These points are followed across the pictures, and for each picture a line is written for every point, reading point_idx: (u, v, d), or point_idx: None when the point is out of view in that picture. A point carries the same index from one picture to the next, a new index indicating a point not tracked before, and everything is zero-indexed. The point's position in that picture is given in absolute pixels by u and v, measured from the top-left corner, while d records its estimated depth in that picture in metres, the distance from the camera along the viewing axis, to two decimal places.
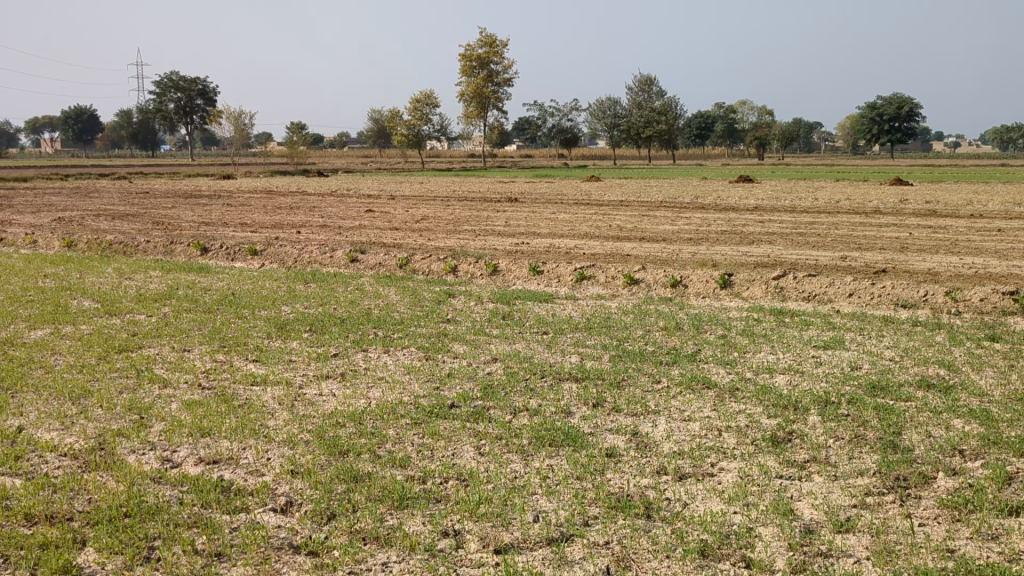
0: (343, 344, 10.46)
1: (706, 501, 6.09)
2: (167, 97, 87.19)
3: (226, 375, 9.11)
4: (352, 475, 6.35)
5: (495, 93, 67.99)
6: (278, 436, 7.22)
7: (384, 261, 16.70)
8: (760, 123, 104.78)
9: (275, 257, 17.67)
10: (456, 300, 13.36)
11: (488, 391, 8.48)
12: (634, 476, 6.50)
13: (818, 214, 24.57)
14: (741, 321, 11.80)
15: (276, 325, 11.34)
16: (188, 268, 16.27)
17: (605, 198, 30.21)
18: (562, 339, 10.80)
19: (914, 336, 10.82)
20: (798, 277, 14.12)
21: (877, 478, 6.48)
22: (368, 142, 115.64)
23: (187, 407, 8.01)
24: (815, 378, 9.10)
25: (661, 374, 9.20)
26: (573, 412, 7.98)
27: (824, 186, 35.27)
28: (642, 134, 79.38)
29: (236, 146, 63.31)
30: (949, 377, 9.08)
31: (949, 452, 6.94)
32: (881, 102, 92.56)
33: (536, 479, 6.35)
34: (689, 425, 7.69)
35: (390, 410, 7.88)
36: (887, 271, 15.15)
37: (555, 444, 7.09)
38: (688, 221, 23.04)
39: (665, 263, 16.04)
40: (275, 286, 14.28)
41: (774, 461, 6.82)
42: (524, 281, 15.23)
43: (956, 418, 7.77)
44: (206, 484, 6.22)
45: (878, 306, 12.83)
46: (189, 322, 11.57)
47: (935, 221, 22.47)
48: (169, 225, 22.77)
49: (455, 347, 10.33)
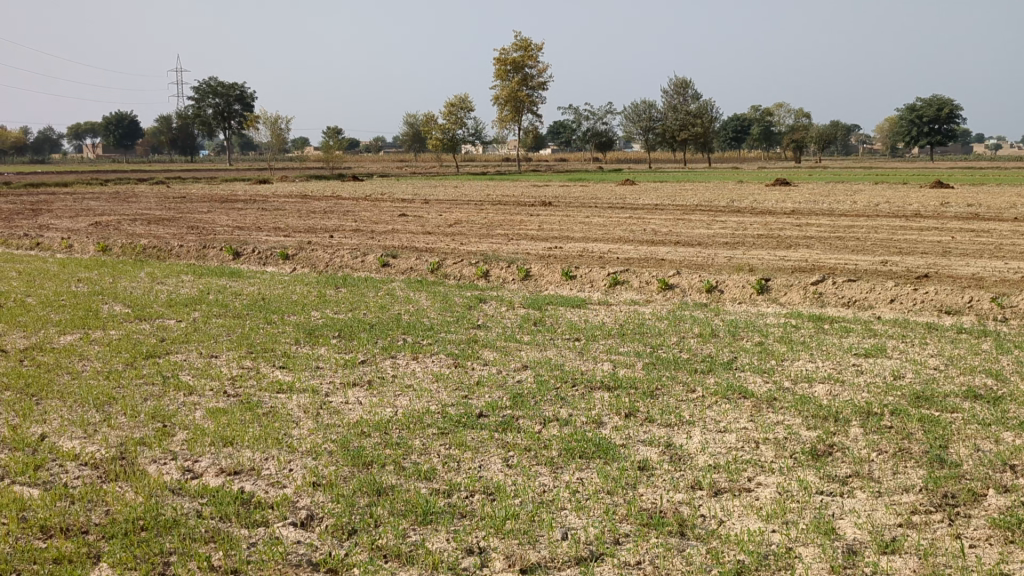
0: (372, 350, 10.29)
1: (743, 518, 5.82)
2: (205, 103, 88.06)
3: (252, 382, 8.96)
4: (375, 488, 6.17)
5: (530, 97, 67.72)
6: (301, 446, 7.07)
7: (415, 266, 16.54)
8: (797, 125, 103.70)
9: (307, 261, 17.55)
10: (487, 305, 13.16)
11: (518, 401, 8.25)
12: (668, 491, 6.24)
13: (858, 217, 24.08)
14: (778, 328, 11.47)
15: (304, 331, 11.22)
16: (220, 272, 16.22)
17: (639, 202, 29.89)
18: (594, 346, 10.54)
19: (960, 344, 10.44)
20: (837, 283, 13.74)
21: (923, 495, 6.17)
22: (404, 145, 116.26)
23: (211, 415, 7.89)
24: (856, 388, 8.76)
25: (696, 383, 8.92)
26: (604, 422, 7.73)
27: (861, 189, 34.68)
28: (677, 137, 78.71)
29: (274, 150, 63.66)
30: (996, 388, 8.70)
31: (1000, 468, 6.61)
32: (921, 103, 90.99)
33: (565, 494, 6.13)
34: (725, 436, 7.42)
35: (416, 420, 7.69)
36: (930, 276, 14.70)
37: (585, 456, 6.86)
38: (724, 225, 22.69)
39: (700, 268, 15.74)
40: (305, 291, 14.17)
41: (815, 476, 6.54)
42: (557, 286, 15.00)
43: (1005, 431, 7.42)
44: (226, 496, 6.09)
45: (921, 313, 12.45)
46: (217, 328, 11.47)
47: (977, 225, 21.91)
48: (203, 229, 22.85)
49: (485, 354, 10.13)
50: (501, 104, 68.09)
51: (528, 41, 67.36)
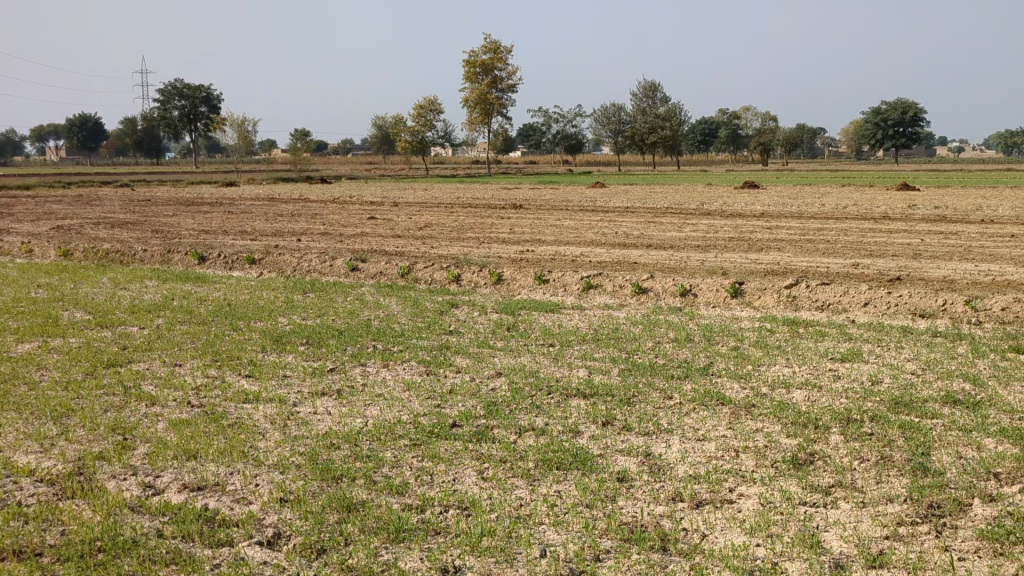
0: (341, 358, 10.03)
1: (726, 532, 5.65)
2: (171, 104, 86.94)
3: (217, 392, 8.67)
4: (345, 504, 5.93)
5: (500, 99, 67.51)
6: (268, 460, 6.82)
7: (385, 269, 16.28)
8: (764, 128, 104.22)
9: (274, 266, 17.24)
10: (459, 310, 12.94)
11: (492, 410, 8.04)
12: (648, 504, 6.05)
13: (828, 220, 24.15)
14: (753, 332, 11.36)
15: (271, 338, 10.93)
16: (185, 277, 15.90)
17: (610, 205, 29.83)
18: (569, 352, 10.36)
19: (936, 347, 10.39)
20: (811, 286, 13.66)
21: (908, 505, 6.04)
22: (373, 147, 115.70)
23: (174, 427, 7.60)
24: (834, 394, 8.63)
25: (674, 390, 8.75)
26: (581, 431, 7.54)
27: (829, 192, 34.80)
28: (647, 140, 79.01)
29: (241, 152, 62.90)
30: (975, 393, 8.61)
31: (984, 476, 6.50)
32: (886, 106, 91.72)
33: (543, 507, 5.93)
34: (704, 445, 7.26)
35: (387, 431, 7.45)
36: (902, 278, 14.69)
37: (563, 468, 6.66)
38: (696, 228, 22.63)
39: (673, 271, 15.62)
40: (273, 297, 13.90)
41: (798, 486, 6.38)
42: (529, 290, 14.81)
43: (987, 437, 7.32)
44: (189, 514, 5.83)
45: (895, 316, 12.39)
46: (182, 335, 11.14)
47: (945, 227, 22.06)
48: (168, 233, 22.42)
49: (458, 361, 9.91)
50: (470, 107, 67.73)
51: (497, 44, 67.35)
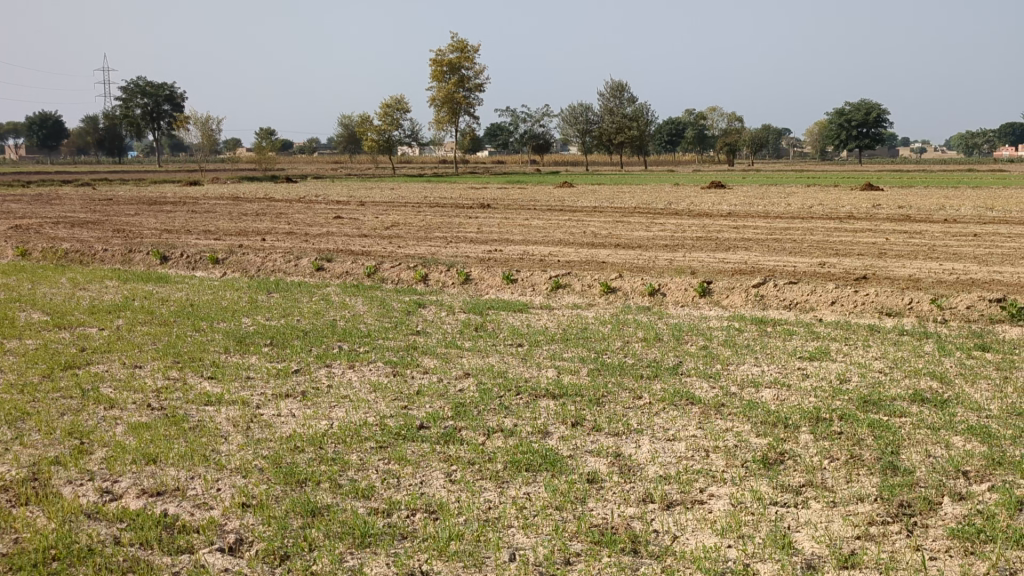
0: (305, 359, 9.86)
1: (697, 533, 5.58)
2: (133, 102, 85.77)
3: (178, 395, 8.47)
4: (309, 509, 5.79)
5: (467, 98, 67.29)
6: (230, 463, 6.65)
7: (352, 270, 16.09)
8: (730, 129, 104.82)
9: (238, 266, 16.97)
10: (426, 310, 12.79)
11: (460, 411, 7.93)
12: (619, 505, 5.97)
13: (794, 220, 24.26)
14: (722, 332, 11.33)
15: (234, 339, 10.73)
16: (146, 278, 15.60)
17: (578, 204, 29.80)
18: (537, 351, 10.26)
19: (903, 346, 10.41)
20: (778, 285, 13.67)
21: (879, 504, 6.00)
22: (339, 147, 115.07)
23: (133, 431, 7.41)
24: (803, 393, 8.60)
25: (643, 389, 8.70)
26: (551, 432, 7.45)
27: (793, 192, 35.03)
28: (614, 140, 79.25)
29: (206, 151, 62.13)
30: (942, 391, 8.62)
31: (953, 474, 6.49)
32: (849, 107, 92.70)
33: (512, 510, 5.82)
34: (674, 445, 7.19)
35: (353, 433, 7.31)
36: (869, 277, 14.75)
37: (532, 469, 6.56)
38: (663, 228, 22.65)
39: (642, 271, 15.57)
40: (236, 297, 13.68)
41: (768, 486, 6.33)
42: (497, 290, 14.69)
43: (955, 435, 7.32)
44: (147, 520, 5.66)
45: (862, 315, 12.43)
46: (142, 337, 10.90)
47: (910, 226, 22.24)
48: (130, 232, 22.04)
49: (425, 361, 9.79)
50: (437, 107, 67.41)
51: (464, 43, 67.09)
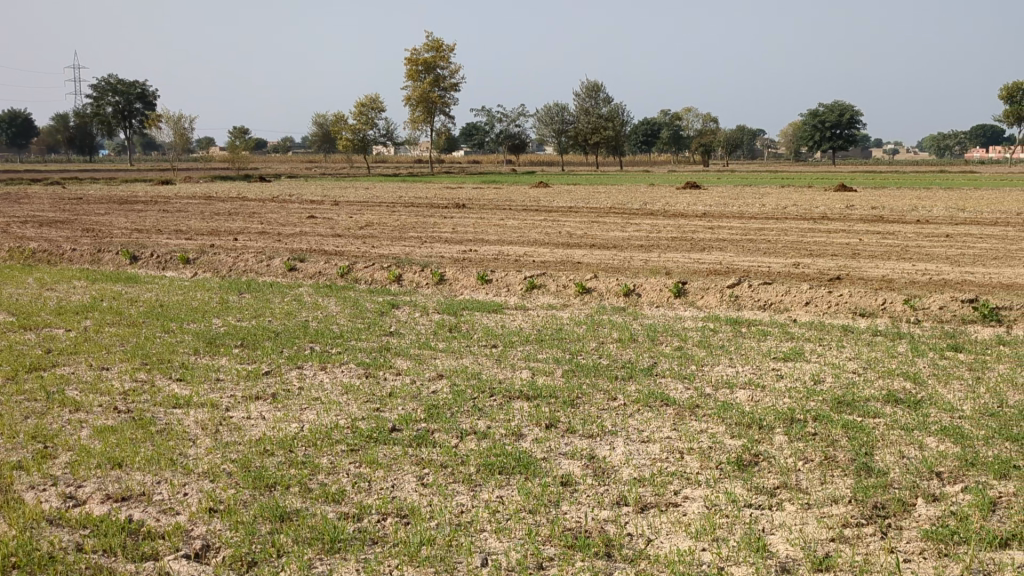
0: (277, 361, 9.73)
1: (671, 536, 5.53)
2: (104, 100, 84.89)
3: (146, 397, 8.33)
4: (278, 514, 5.68)
5: (442, 98, 67.14)
6: (198, 467, 6.53)
7: (324, 269, 15.96)
8: (705, 129, 105.36)
9: (209, 266, 16.78)
10: (400, 311, 12.68)
11: (433, 413, 7.84)
12: (592, 509, 5.90)
13: (768, 220, 24.33)
14: (697, 332, 11.31)
15: (203, 340, 10.58)
16: (115, 278, 15.37)
17: (554, 204, 29.77)
18: (512, 353, 10.19)
19: (877, 346, 10.42)
20: (753, 285, 13.68)
21: (853, 506, 5.97)
22: (314, 147, 114.50)
23: (98, 434, 7.26)
24: (777, 394, 8.58)
25: (617, 391, 8.65)
26: (524, 434, 7.38)
27: (767, 192, 35.26)
28: (589, 141, 79.36)
29: (178, 150, 61.55)
30: (915, 391, 8.63)
31: (926, 475, 6.48)
32: (823, 109, 93.49)
33: (484, 514, 5.74)
34: (649, 447, 7.14)
35: (324, 436, 7.21)
36: (842, 278, 14.81)
37: (505, 472, 6.49)
38: (638, 228, 22.64)
39: (617, 271, 15.54)
40: (207, 297, 13.51)
41: (743, 488, 6.28)
42: (471, 290, 14.60)
43: (929, 436, 7.31)
44: (111, 526, 5.54)
45: (836, 315, 12.45)
46: (110, 338, 10.72)
47: (883, 227, 22.35)
48: (99, 232, 21.72)
49: (399, 363, 9.68)
50: (412, 106, 67.19)
51: (439, 42, 66.83)
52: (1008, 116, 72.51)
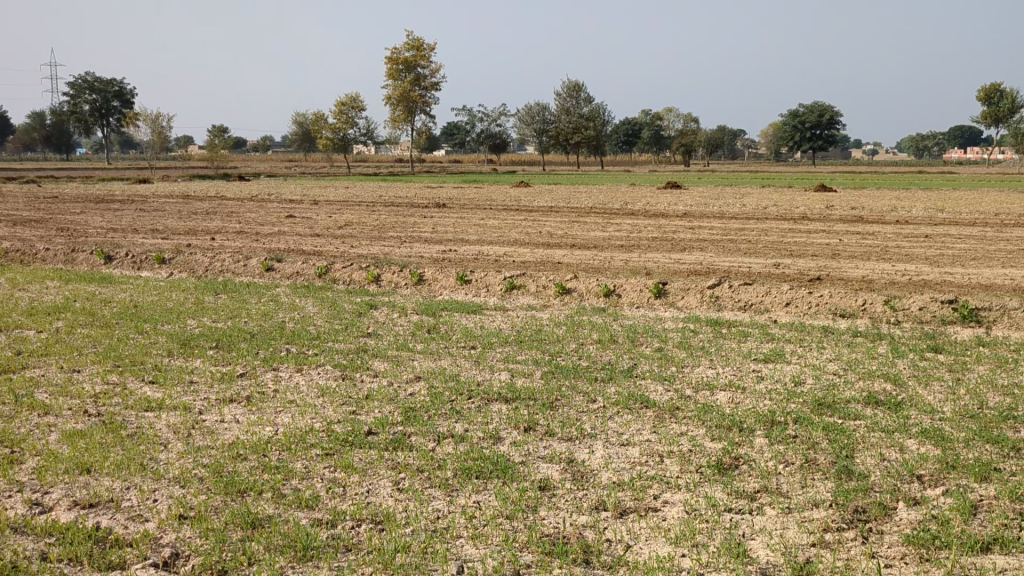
0: (252, 363, 9.59)
1: (650, 542, 5.44)
2: (81, 99, 84.09)
3: (117, 400, 8.17)
4: (250, 520, 5.56)
5: (423, 97, 66.92)
6: (168, 473, 6.39)
7: (302, 270, 15.81)
8: (686, 129, 105.63)
9: (185, 266, 16.59)
10: (378, 311, 12.55)
11: (410, 416, 7.73)
12: (570, 514, 5.80)
13: (748, 220, 24.33)
14: (677, 334, 11.23)
15: (177, 342, 10.42)
16: (89, 278, 15.14)
17: (534, 203, 29.66)
18: (491, 354, 10.08)
19: (857, 348, 10.38)
20: (733, 286, 13.64)
21: (834, 510, 5.91)
22: (295, 146, 114.05)
23: (67, 438, 7.11)
24: (757, 395, 8.52)
25: (597, 393, 8.56)
26: (502, 437, 7.28)
27: (748, 192, 35.33)
28: (570, 141, 79.31)
29: (155, 149, 61.04)
30: (896, 393, 8.60)
31: (907, 478, 6.42)
32: (803, 109, 93.89)
33: (461, 520, 5.64)
34: (628, 450, 7.06)
35: (298, 440, 7.09)
36: (822, 278, 14.81)
37: (482, 477, 6.39)
38: (619, 228, 22.59)
39: (598, 272, 15.47)
40: (182, 298, 13.32)
41: (722, 492, 6.21)
42: (451, 291, 14.48)
43: (909, 439, 7.27)
44: (77, 535, 5.40)
45: (817, 316, 12.41)
46: (82, 340, 10.54)
47: (863, 227, 22.40)
48: (74, 231, 21.44)
49: (376, 365, 9.56)
50: (393, 105, 66.94)
51: (421, 40, 66.56)
52: (986, 117, 73.09)
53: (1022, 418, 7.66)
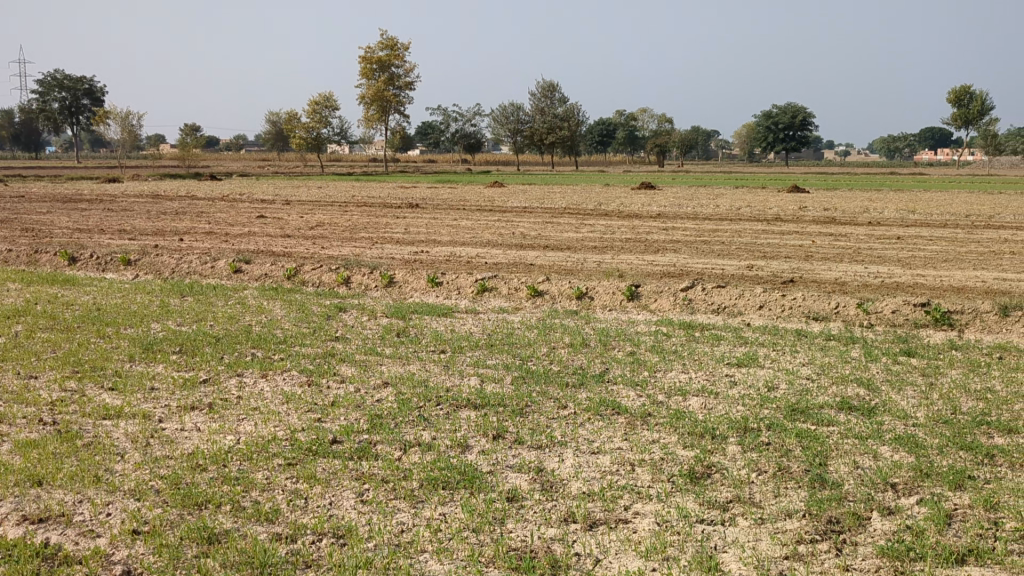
0: (215, 368, 9.36)
1: (621, 556, 5.30)
2: (51, 96, 82.98)
3: (74, 408, 7.93)
4: (206, 535, 5.37)
5: (397, 96, 66.58)
6: (123, 485, 6.17)
7: (270, 272, 15.55)
8: (661, 129, 105.86)
9: (151, 267, 16.29)
10: (347, 315, 12.33)
11: (376, 424, 7.54)
12: (539, 526, 5.65)
13: (722, 221, 24.26)
14: (650, 337, 11.09)
15: (140, 347, 10.16)
16: (52, 280, 14.79)
17: (508, 204, 29.48)
18: (460, 359, 9.91)
19: (830, 352, 10.29)
20: (706, 289, 13.54)
21: (807, 521, 5.79)
22: (268, 145, 113.23)
23: (19, 449, 6.86)
24: (730, 401, 8.40)
25: (568, 399, 8.41)
26: (470, 445, 7.11)
27: (722, 193, 35.38)
28: (544, 141, 79.29)
29: (126, 147, 60.32)
30: (869, 398, 8.51)
31: (881, 487, 6.32)
32: (776, 109, 94.34)
33: (425, 534, 5.47)
34: (599, 459, 6.91)
35: (260, 449, 6.89)
36: (795, 280, 14.75)
37: (448, 488, 6.22)
38: (592, 229, 22.46)
39: (571, 274, 15.33)
40: (147, 301, 13.04)
41: (694, 503, 6.08)
42: (422, 293, 14.29)
43: (883, 445, 7.17)
44: (24, 552, 5.18)
45: (790, 319, 12.34)
46: (41, 344, 10.26)
47: (836, 229, 22.39)
48: (39, 232, 21.02)
49: (343, 370, 9.37)
50: (366, 105, 66.57)
51: (394, 39, 66.13)
52: (956, 118, 73.77)
53: (995, 424, 7.60)
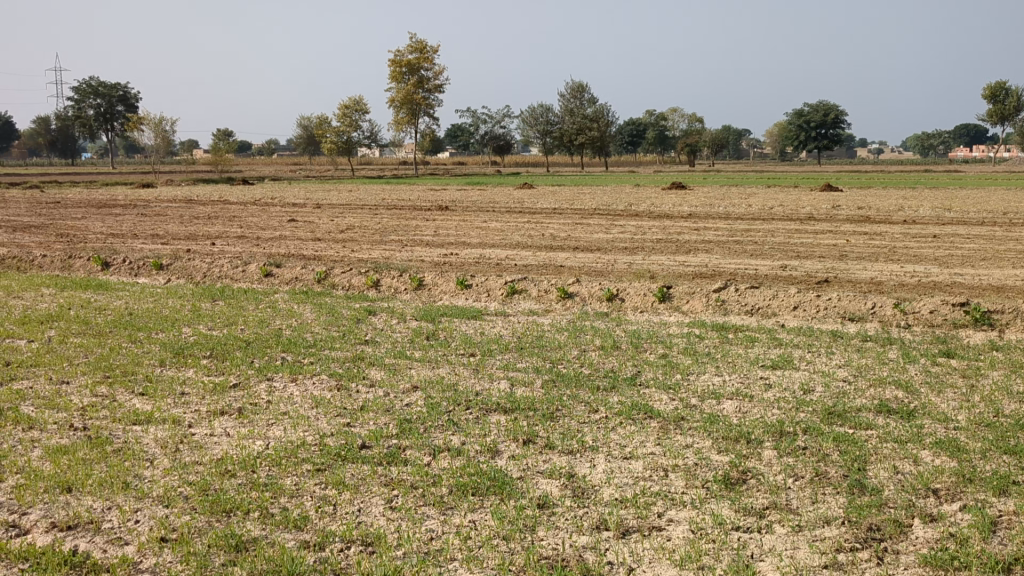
0: (245, 372, 9.34)
1: (654, 565, 5.17)
2: (87, 104, 84.13)
3: (104, 413, 7.93)
4: (234, 543, 5.32)
5: (427, 99, 66.67)
6: (152, 492, 6.14)
7: (301, 275, 15.56)
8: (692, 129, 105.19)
9: (183, 272, 16.37)
10: (376, 318, 12.30)
11: (405, 428, 7.46)
12: (570, 534, 5.54)
13: (754, 221, 23.98)
14: (682, 339, 10.94)
15: (171, 351, 10.17)
16: (85, 285, 14.87)
17: (538, 206, 29.35)
18: (490, 362, 9.81)
19: (866, 353, 10.10)
20: (740, 290, 13.34)
21: (846, 528, 5.64)
22: (299, 149, 113.96)
23: (50, 455, 6.86)
24: (765, 404, 8.24)
25: (599, 403, 8.29)
26: (500, 451, 7.01)
27: (754, 192, 35.03)
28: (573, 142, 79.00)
29: (160, 153, 60.90)
30: (908, 401, 8.31)
31: (923, 493, 6.14)
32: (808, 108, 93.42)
33: (455, 542, 5.38)
34: (631, 464, 6.78)
35: (289, 454, 6.83)
36: (829, 280, 14.52)
37: (478, 494, 6.13)
38: (623, 229, 22.29)
39: (602, 275, 15.19)
40: (178, 305, 13.09)
41: (730, 510, 5.93)
42: (451, 296, 14.22)
43: (923, 450, 6.98)
44: (53, 559, 5.16)
45: (825, 319, 12.13)
46: (74, 349, 10.31)
47: (872, 228, 22.05)
48: (74, 237, 21.21)
49: (372, 373, 9.32)
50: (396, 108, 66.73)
51: (422, 43, 66.20)
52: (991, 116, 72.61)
53: None
